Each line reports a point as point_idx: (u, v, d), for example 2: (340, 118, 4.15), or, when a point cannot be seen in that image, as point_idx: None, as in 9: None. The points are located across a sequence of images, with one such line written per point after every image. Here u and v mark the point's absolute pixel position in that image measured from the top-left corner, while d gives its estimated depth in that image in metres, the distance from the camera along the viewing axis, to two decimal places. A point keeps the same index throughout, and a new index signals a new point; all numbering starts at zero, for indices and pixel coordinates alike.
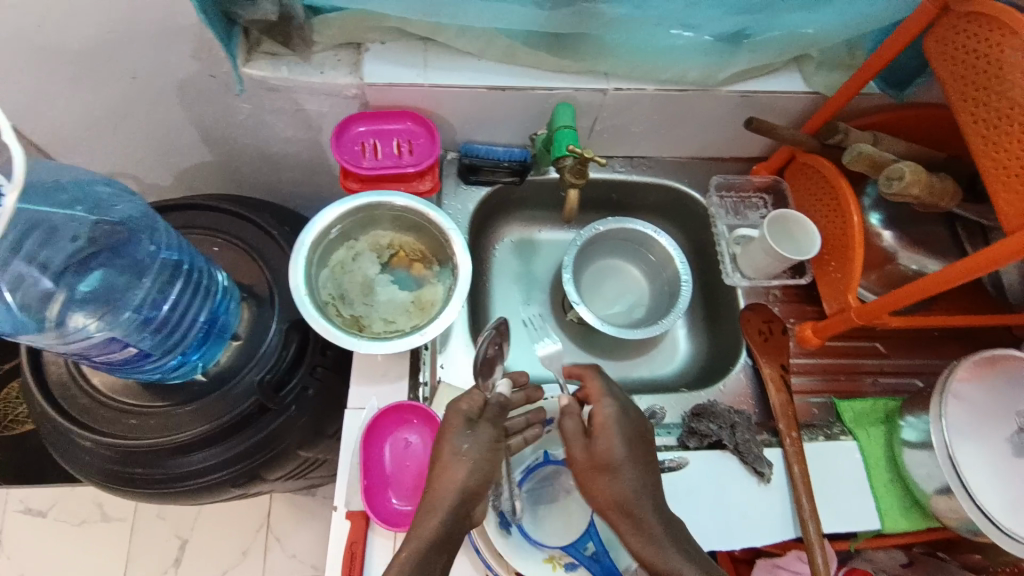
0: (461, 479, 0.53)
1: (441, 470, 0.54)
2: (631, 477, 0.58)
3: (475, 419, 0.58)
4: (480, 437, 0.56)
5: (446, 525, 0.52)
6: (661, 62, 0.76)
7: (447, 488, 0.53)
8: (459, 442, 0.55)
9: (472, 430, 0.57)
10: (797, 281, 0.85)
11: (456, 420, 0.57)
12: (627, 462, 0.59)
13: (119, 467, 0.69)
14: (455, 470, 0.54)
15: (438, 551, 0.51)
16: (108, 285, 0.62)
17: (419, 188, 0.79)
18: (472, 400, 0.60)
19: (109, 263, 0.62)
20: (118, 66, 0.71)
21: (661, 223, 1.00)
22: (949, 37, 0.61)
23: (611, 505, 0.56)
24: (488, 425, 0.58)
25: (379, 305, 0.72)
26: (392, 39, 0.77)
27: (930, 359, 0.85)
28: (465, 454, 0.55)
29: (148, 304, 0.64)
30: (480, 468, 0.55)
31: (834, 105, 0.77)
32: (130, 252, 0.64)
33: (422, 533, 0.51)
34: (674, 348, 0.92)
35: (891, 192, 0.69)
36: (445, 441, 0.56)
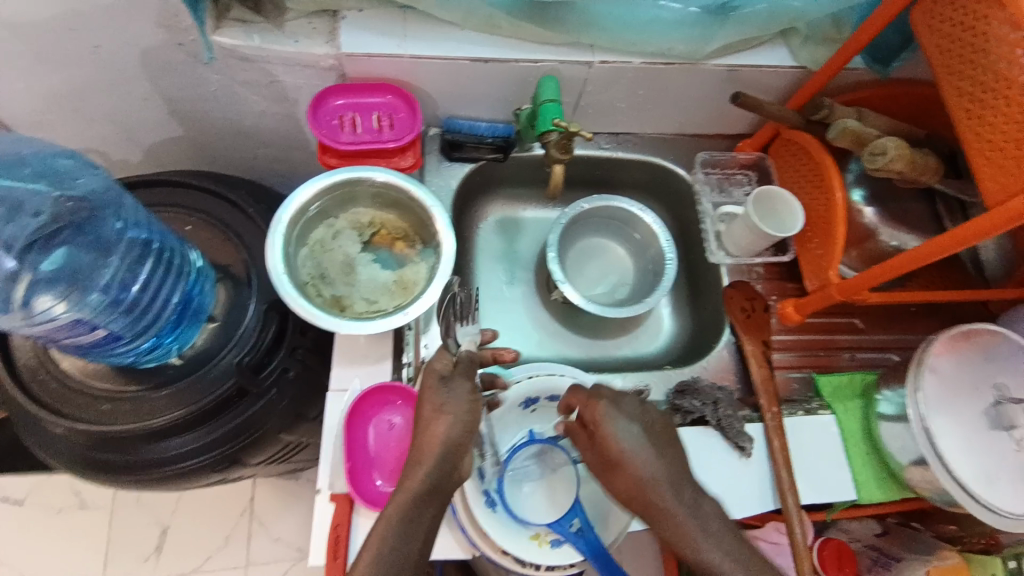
0: (444, 434, 0.55)
1: (425, 426, 0.56)
2: (652, 464, 0.56)
3: (450, 375, 0.59)
4: (458, 392, 0.57)
5: (434, 477, 0.54)
6: (646, 33, 0.75)
7: (431, 444, 0.55)
8: (440, 398, 0.57)
9: (448, 387, 0.58)
10: (779, 258, 0.86)
11: (432, 379, 0.58)
12: (642, 447, 0.57)
13: (96, 452, 0.67)
14: (439, 425, 0.55)
15: (425, 504, 0.54)
16: (73, 265, 0.60)
17: (400, 164, 0.77)
18: (444, 359, 0.61)
19: (73, 241, 0.61)
20: (76, 33, 0.67)
21: (646, 201, 0.99)
22: (935, 9, 0.61)
23: (649, 496, 0.55)
24: (464, 379, 0.59)
25: (360, 285, 0.70)
26: (369, 7, 0.74)
27: (906, 334, 0.86)
28: (446, 409, 0.56)
29: (118, 285, 0.62)
30: (461, 421, 0.56)
31: (818, 81, 0.76)
32: (96, 230, 0.62)
33: (411, 485, 0.54)
34: (659, 327, 0.93)
35: (874, 168, 0.68)
36: (427, 398, 0.57)
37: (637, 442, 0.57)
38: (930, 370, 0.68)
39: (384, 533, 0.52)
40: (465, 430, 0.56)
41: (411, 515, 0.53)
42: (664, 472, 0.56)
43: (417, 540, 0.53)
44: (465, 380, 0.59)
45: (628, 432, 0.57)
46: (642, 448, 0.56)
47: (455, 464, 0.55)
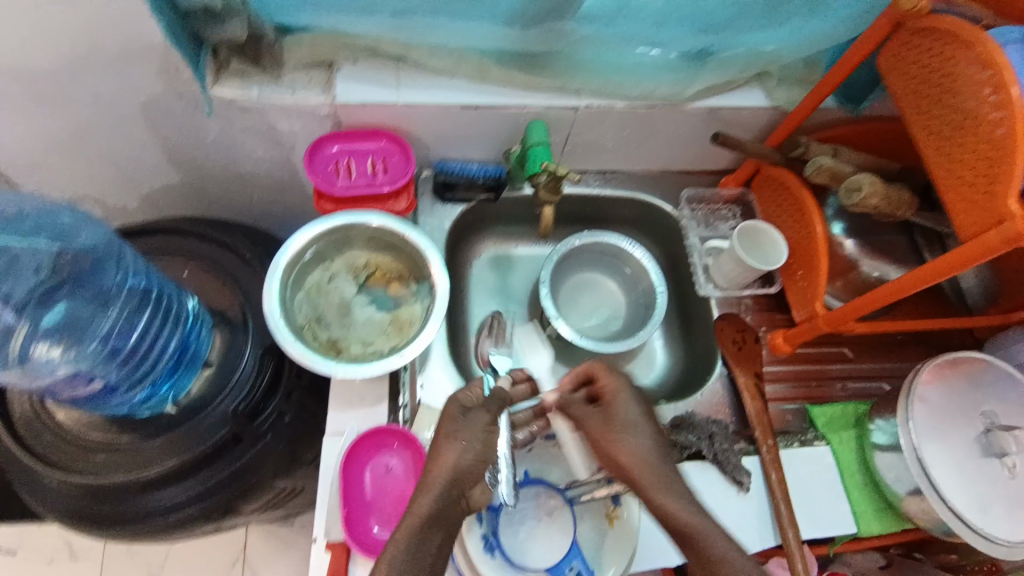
0: (453, 461, 0.56)
1: (437, 451, 0.57)
2: (644, 435, 0.61)
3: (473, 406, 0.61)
4: (476, 421, 0.59)
5: (441, 501, 0.53)
6: (630, 78, 0.78)
7: (441, 469, 0.55)
8: (456, 424, 0.59)
9: (466, 416, 0.60)
10: (766, 290, 0.87)
11: (453, 407, 0.60)
12: (637, 417, 0.62)
13: (90, 505, 0.66)
14: (451, 452, 0.56)
15: (433, 529, 0.52)
16: (72, 319, 0.63)
17: (395, 209, 0.77)
18: (472, 394, 0.63)
19: (72, 295, 0.64)
20: (81, 86, 0.69)
21: (636, 236, 1.01)
22: (903, 53, 0.64)
23: (630, 466, 0.59)
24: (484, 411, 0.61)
25: (355, 326, 0.71)
26: (363, 58, 0.77)
27: (892, 361, 0.88)
28: (460, 434, 0.58)
29: (115, 334, 0.65)
30: (474, 448, 0.57)
31: (794, 121, 0.80)
32: (95, 282, 0.65)
33: (417, 511, 0.53)
34: (653, 360, 0.94)
35: (851, 204, 0.70)
36: (443, 425, 0.59)
37: (635, 410, 0.63)
38: (917, 400, 0.69)
39: (390, 558, 0.50)
40: (476, 457, 0.57)
41: (417, 539, 0.51)
42: (656, 443, 0.61)
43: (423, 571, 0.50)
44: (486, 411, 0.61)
45: (630, 402, 0.63)
46: (638, 418, 0.62)
47: (462, 495, 0.55)
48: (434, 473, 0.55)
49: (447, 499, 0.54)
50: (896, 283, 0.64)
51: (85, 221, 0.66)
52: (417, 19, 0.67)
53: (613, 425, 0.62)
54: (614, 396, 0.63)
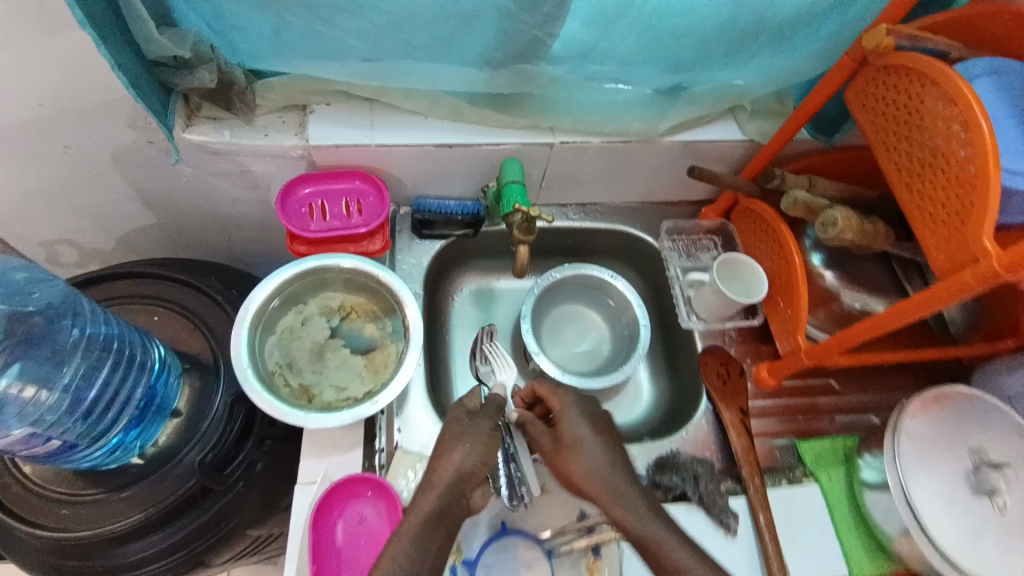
0: (459, 461, 0.61)
1: (443, 452, 0.62)
2: (596, 454, 0.63)
3: (477, 411, 0.66)
4: (480, 426, 0.64)
5: (445, 499, 0.58)
6: (604, 115, 0.78)
7: (445, 469, 0.60)
8: (461, 428, 0.64)
9: (472, 421, 0.65)
10: (749, 321, 0.87)
11: (459, 412, 0.65)
12: (587, 435, 0.65)
13: (56, 560, 0.64)
14: (458, 450, 0.61)
15: (435, 527, 0.56)
16: (25, 379, 0.59)
17: (369, 248, 0.76)
18: (475, 400, 0.68)
19: (26, 355, 0.61)
20: (50, 135, 0.69)
21: (618, 268, 1.01)
22: (870, 90, 0.65)
23: (582, 483, 0.62)
24: (487, 417, 0.66)
25: (329, 371, 0.68)
26: (337, 100, 0.77)
27: (880, 392, 0.87)
28: (465, 437, 0.63)
29: (77, 386, 0.61)
30: (477, 451, 0.62)
31: (771, 151, 0.79)
32: (51, 340, 0.62)
33: (422, 508, 0.57)
34: (638, 394, 0.92)
35: (826, 238, 0.70)
36: (450, 428, 0.64)
37: (584, 430, 0.66)
38: (905, 433, 0.68)
39: (395, 550, 0.53)
40: (480, 458, 0.62)
41: (422, 536, 0.54)
42: (608, 460, 0.63)
43: (425, 568, 0.53)
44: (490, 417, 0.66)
45: (579, 422, 0.66)
46: (590, 438, 0.65)
47: (465, 491, 0.60)
48: (440, 471, 0.60)
49: (453, 497, 0.59)
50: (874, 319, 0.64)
51: (41, 279, 0.64)
52: (388, 63, 0.68)
53: (563, 444, 0.65)
54: (564, 413, 0.67)
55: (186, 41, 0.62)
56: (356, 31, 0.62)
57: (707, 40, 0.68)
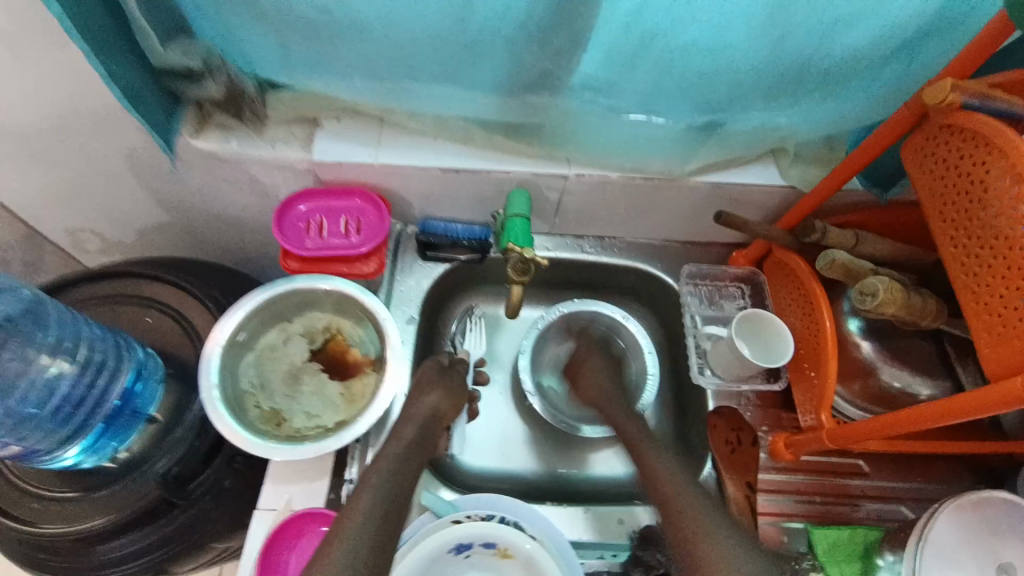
0: (434, 402, 0.67)
1: (417, 397, 0.68)
2: (606, 382, 0.79)
3: (448, 369, 0.73)
4: (451, 382, 0.71)
5: (421, 431, 0.64)
6: (625, 150, 0.73)
7: (420, 411, 0.66)
8: (434, 376, 0.70)
9: (445, 375, 0.72)
10: (770, 386, 0.78)
11: (431, 368, 0.71)
12: (607, 386, 0.78)
13: (32, 553, 0.65)
14: (434, 394, 0.68)
15: (413, 454, 0.61)
16: None
17: (364, 270, 0.74)
18: (446, 356, 0.74)
19: None
20: (65, 133, 0.70)
21: (635, 307, 0.94)
22: (928, 148, 0.57)
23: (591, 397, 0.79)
24: (457, 375, 0.72)
25: (302, 397, 0.67)
26: (348, 116, 0.75)
27: (916, 481, 0.78)
28: (438, 383, 0.69)
29: (33, 397, 0.63)
30: (448, 398, 0.69)
31: (810, 204, 0.71)
32: (12, 349, 0.62)
33: (404, 435, 0.63)
34: (641, 446, 0.85)
35: (864, 309, 0.61)
36: (423, 378, 0.70)
37: (610, 388, 0.78)
38: (932, 541, 0.63)
39: (376, 479, 0.56)
40: (451, 405, 0.69)
41: (400, 462, 0.59)
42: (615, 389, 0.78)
43: (406, 482, 0.57)
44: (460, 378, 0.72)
45: (604, 380, 0.79)
46: (607, 388, 0.78)
47: (434, 431, 0.66)
48: (416, 410, 0.66)
49: (423, 437, 0.63)
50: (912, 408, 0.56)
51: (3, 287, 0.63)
52: (394, 84, 0.65)
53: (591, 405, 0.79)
54: (591, 372, 0.80)
55: (197, 52, 0.63)
56: (357, 52, 0.61)
57: (741, 82, 0.62)
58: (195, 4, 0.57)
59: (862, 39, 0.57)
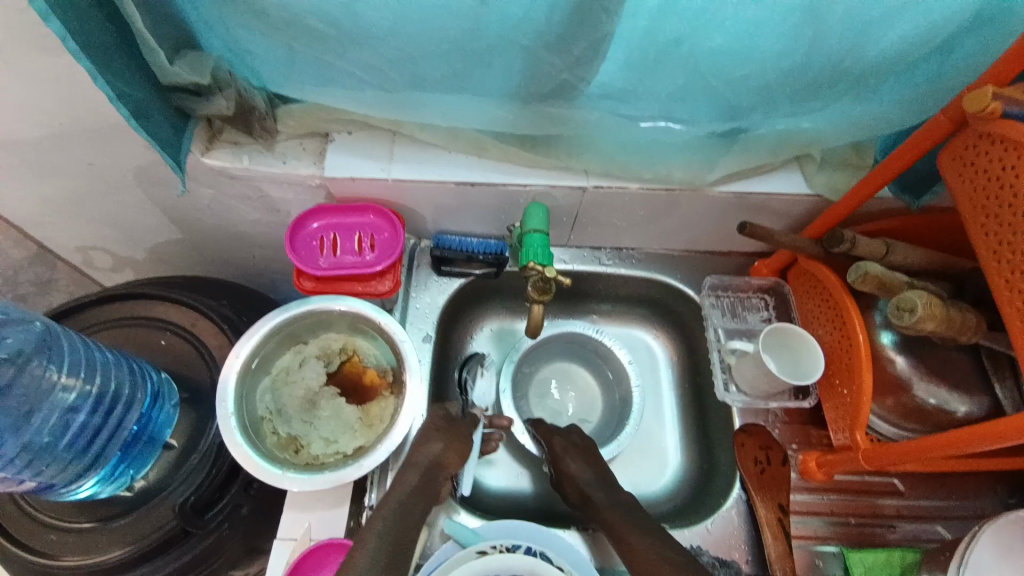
0: (437, 450, 0.64)
1: (420, 443, 0.64)
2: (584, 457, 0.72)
3: (454, 419, 0.68)
4: (459, 428, 0.67)
5: (423, 478, 0.61)
6: (644, 159, 0.71)
7: (420, 457, 0.63)
8: (440, 422, 0.67)
9: (450, 423, 0.67)
10: (798, 403, 0.75)
11: (436, 415, 0.67)
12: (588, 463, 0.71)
13: None
14: (438, 444, 0.64)
15: (414, 500, 0.59)
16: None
17: (377, 288, 0.71)
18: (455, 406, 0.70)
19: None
20: (74, 151, 0.68)
21: (654, 318, 0.91)
22: (968, 158, 0.54)
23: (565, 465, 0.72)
24: (464, 424, 0.68)
25: (319, 422, 0.66)
26: (358, 129, 0.73)
27: (951, 498, 0.75)
28: (442, 431, 0.65)
29: (48, 431, 0.60)
30: (454, 447, 0.65)
31: (838, 214, 0.69)
32: (26, 383, 0.60)
33: (404, 485, 0.60)
34: (664, 462, 0.83)
35: (902, 325, 0.58)
36: (428, 423, 0.67)
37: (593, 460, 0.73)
38: (975, 566, 0.60)
39: (378, 526, 0.55)
40: (457, 453, 0.65)
41: (404, 506, 0.58)
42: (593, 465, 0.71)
43: (407, 533, 0.56)
44: (466, 423, 0.68)
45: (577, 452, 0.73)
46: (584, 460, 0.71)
47: (437, 479, 0.63)
48: (419, 458, 0.63)
49: (426, 482, 0.61)
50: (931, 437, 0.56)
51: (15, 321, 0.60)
52: (405, 94, 0.63)
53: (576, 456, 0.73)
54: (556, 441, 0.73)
55: (204, 68, 0.60)
56: (366, 65, 0.59)
57: (768, 86, 0.59)
58: (203, 17, 0.56)
59: (897, 42, 0.54)
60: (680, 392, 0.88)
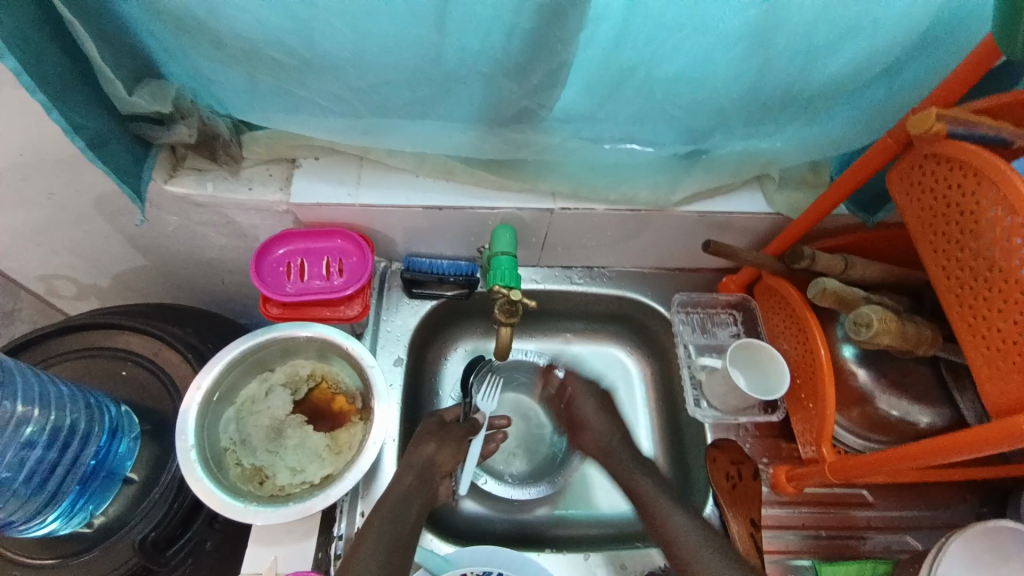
0: (431, 451, 0.67)
1: (416, 445, 0.68)
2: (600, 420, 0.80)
3: (448, 424, 0.72)
4: (452, 433, 0.70)
5: (420, 477, 0.65)
6: (610, 179, 0.72)
7: (417, 458, 0.66)
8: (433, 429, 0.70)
9: (444, 430, 0.71)
10: (768, 418, 0.76)
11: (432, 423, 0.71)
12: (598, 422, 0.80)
13: None
14: (432, 445, 0.68)
15: (412, 496, 0.64)
16: None
17: (347, 313, 0.71)
18: (451, 412, 0.75)
19: None
20: (34, 182, 0.67)
21: (626, 334, 0.92)
22: (915, 177, 0.56)
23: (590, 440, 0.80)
24: (458, 427, 0.71)
25: (286, 451, 0.65)
26: (326, 155, 0.73)
27: (920, 508, 0.76)
28: (434, 435, 0.69)
29: (3, 467, 0.58)
30: (447, 448, 0.68)
31: (797, 230, 0.71)
32: None
33: (398, 485, 0.64)
34: (639, 479, 0.83)
35: (859, 339, 0.60)
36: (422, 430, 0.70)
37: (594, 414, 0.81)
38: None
39: (376, 525, 0.60)
40: (450, 454, 0.68)
41: (401, 502, 0.63)
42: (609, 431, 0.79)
43: (404, 529, 0.61)
44: (461, 427, 0.72)
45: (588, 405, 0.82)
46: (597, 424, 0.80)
47: (434, 478, 0.66)
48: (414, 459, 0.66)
49: (422, 483, 0.65)
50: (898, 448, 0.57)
51: None
52: (369, 122, 0.64)
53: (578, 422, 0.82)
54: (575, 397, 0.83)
55: (167, 96, 0.60)
56: (329, 94, 0.59)
57: (724, 110, 0.61)
58: (165, 48, 0.56)
59: (842, 68, 0.56)
60: (654, 408, 0.88)
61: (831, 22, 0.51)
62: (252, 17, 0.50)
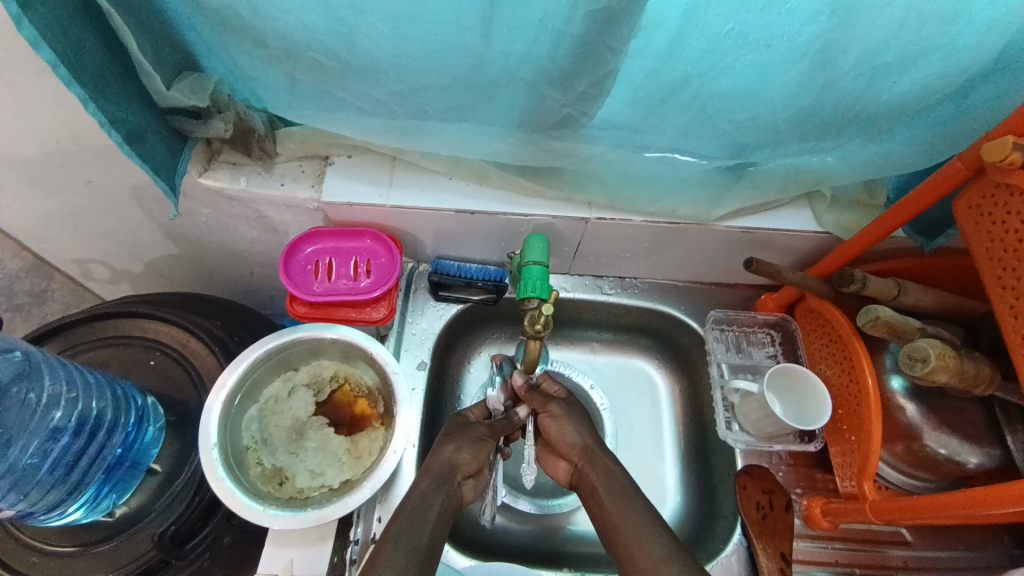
0: (450, 453, 0.62)
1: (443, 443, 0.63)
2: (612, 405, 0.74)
3: (471, 424, 0.67)
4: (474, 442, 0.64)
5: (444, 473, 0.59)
6: (649, 192, 0.69)
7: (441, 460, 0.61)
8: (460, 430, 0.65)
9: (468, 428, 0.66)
10: (804, 447, 0.73)
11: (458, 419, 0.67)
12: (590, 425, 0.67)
13: None
14: (451, 447, 0.62)
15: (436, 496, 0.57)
16: None
17: (372, 316, 0.69)
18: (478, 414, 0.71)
19: None
20: (70, 169, 0.67)
21: (657, 348, 0.89)
22: (986, 207, 0.52)
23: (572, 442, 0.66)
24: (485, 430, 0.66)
25: (305, 453, 0.65)
26: (359, 152, 0.72)
27: (962, 550, 0.72)
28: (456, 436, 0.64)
29: (31, 454, 0.58)
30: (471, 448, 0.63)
31: (846, 253, 0.67)
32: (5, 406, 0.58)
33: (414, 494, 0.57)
34: (661, 500, 0.80)
35: (914, 375, 0.56)
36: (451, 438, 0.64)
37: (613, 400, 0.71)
38: None
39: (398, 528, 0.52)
40: (471, 455, 0.62)
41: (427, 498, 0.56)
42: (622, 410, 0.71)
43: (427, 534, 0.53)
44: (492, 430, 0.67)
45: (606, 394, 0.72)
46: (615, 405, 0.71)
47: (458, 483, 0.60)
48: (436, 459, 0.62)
49: (443, 486, 0.59)
50: (951, 493, 0.52)
51: None
52: (406, 124, 0.62)
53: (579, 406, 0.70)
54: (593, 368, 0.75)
55: (205, 90, 0.59)
56: (368, 95, 0.58)
57: (778, 126, 0.58)
58: (205, 42, 0.55)
59: (911, 86, 0.52)
60: (682, 427, 0.85)
61: (907, 36, 0.47)
62: (294, 17, 0.48)
